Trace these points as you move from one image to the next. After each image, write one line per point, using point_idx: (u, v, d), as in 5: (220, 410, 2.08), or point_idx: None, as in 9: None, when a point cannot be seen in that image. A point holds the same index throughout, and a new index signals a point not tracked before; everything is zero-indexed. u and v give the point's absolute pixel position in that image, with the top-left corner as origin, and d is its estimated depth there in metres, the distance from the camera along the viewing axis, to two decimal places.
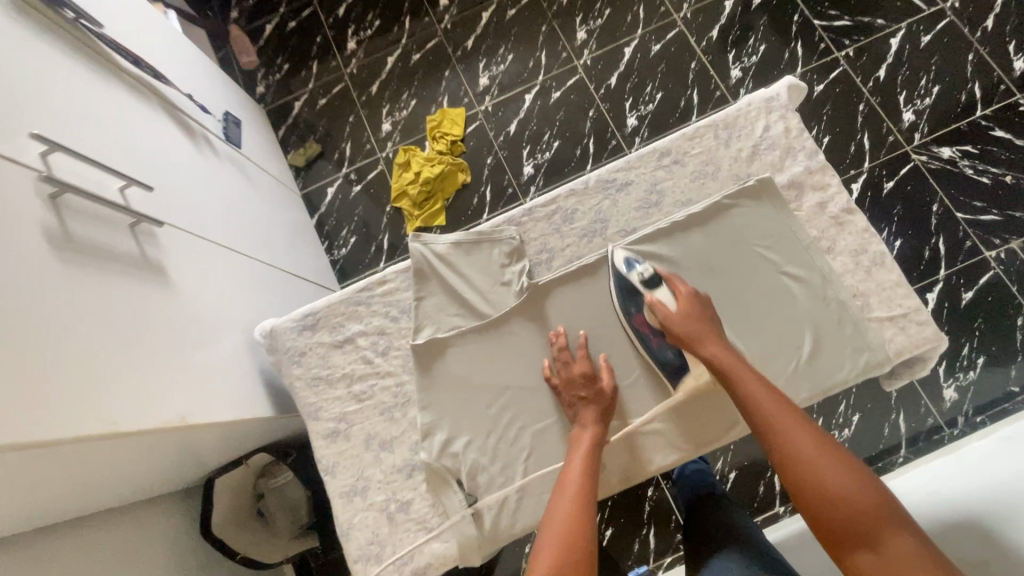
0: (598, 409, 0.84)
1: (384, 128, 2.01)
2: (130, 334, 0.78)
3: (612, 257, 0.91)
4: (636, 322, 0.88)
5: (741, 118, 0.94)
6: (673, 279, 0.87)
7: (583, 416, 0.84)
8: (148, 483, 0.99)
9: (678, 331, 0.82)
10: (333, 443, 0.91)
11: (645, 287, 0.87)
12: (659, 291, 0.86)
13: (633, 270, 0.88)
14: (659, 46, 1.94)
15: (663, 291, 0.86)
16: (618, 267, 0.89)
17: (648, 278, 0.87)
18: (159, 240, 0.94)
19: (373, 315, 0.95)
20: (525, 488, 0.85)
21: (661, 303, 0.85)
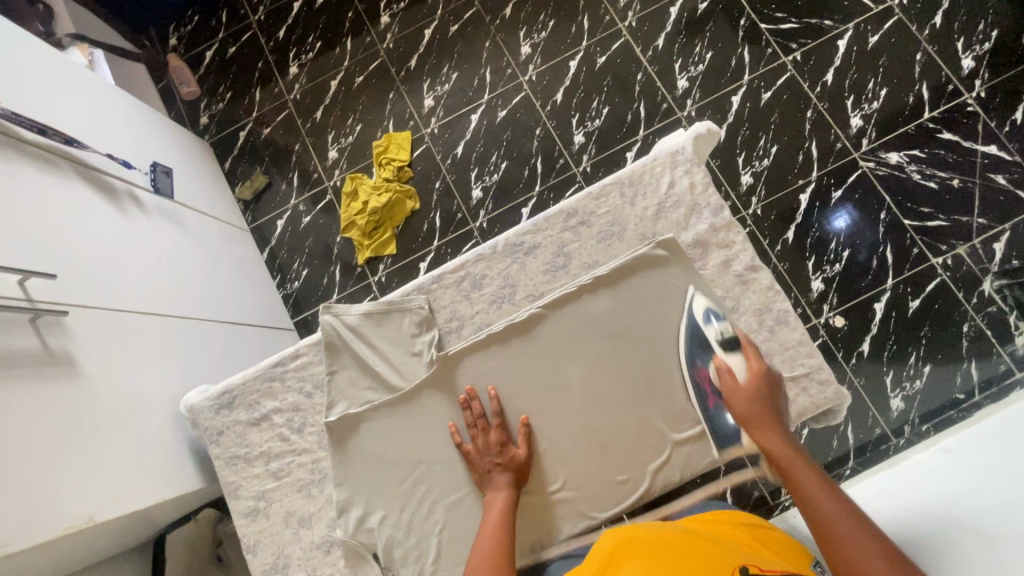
0: (511, 474, 0.85)
1: (330, 155, 1.97)
2: (24, 441, 0.78)
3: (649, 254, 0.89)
4: (698, 375, 0.86)
5: (647, 174, 0.93)
6: (750, 350, 0.82)
7: (495, 482, 0.84)
8: (72, 563, 1.00)
9: (741, 410, 0.79)
10: (253, 522, 0.91)
11: (718, 345, 0.83)
12: (732, 355, 0.83)
13: (712, 324, 0.84)
14: (604, 58, 1.91)
15: (735, 357, 0.82)
16: (697, 316, 0.86)
17: (726, 339, 0.83)
18: (65, 329, 0.94)
19: (287, 391, 0.95)
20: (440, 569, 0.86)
21: (731, 372, 0.82)
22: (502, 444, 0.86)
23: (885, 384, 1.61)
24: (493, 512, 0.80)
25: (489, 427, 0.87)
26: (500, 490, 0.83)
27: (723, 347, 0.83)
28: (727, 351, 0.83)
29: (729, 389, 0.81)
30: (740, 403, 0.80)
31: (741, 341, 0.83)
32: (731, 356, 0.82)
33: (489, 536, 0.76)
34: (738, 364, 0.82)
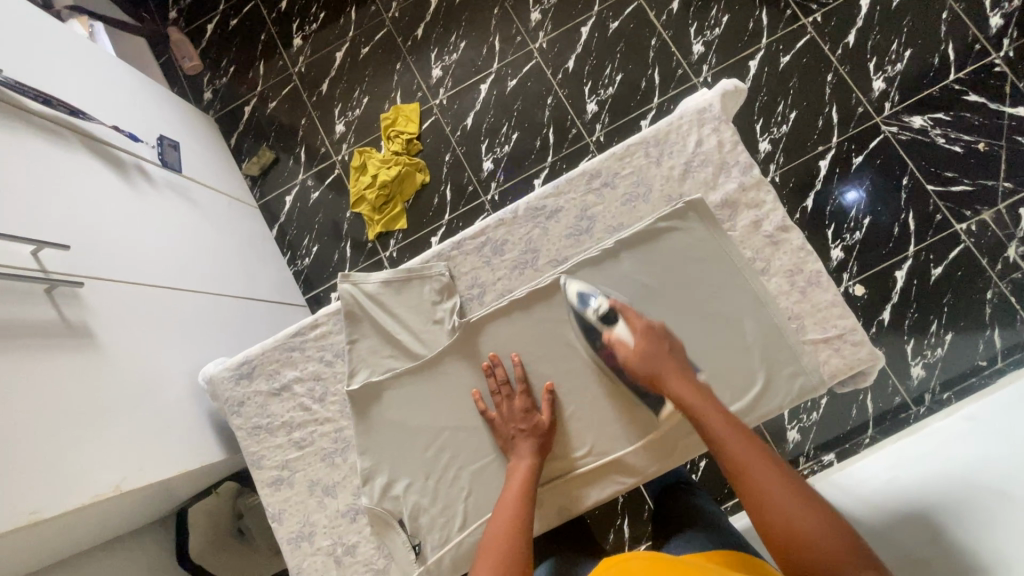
0: (536, 442, 0.84)
1: (337, 129, 1.94)
2: (48, 410, 0.78)
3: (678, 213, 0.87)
4: (602, 354, 0.86)
5: (673, 133, 0.90)
6: (631, 313, 0.85)
7: (520, 449, 0.83)
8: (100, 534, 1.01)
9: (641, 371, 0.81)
10: (278, 490, 0.91)
11: (601, 322, 0.85)
12: (617, 326, 0.84)
13: (588, 305, 0.86)
14: (617, 24, 1.85)
15: (621, 328, 0.84)
16: (573, 303, 0.87)
17: (603, 314, 0.85)
18: (81, 300, 0.92)
19: (308, 361, 0.94)
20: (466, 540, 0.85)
21: (621, 341, 0.83)
22: (528, 411, 0.84)
23: (906, 352, 1.58)
24: (515, 478, 0.79)
25: (516, 394, 0.86)
26: (525, 454, 0.82)
27: (606, 322, 0.85)
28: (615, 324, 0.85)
29: (624, 355, 0.83)
30: (632, 353, 0.82)
31: (618, 310, 0.84)
32: (619, 328, 0.84)
33: (511, 504, 0.75)
34: (623, 330, 0.84)
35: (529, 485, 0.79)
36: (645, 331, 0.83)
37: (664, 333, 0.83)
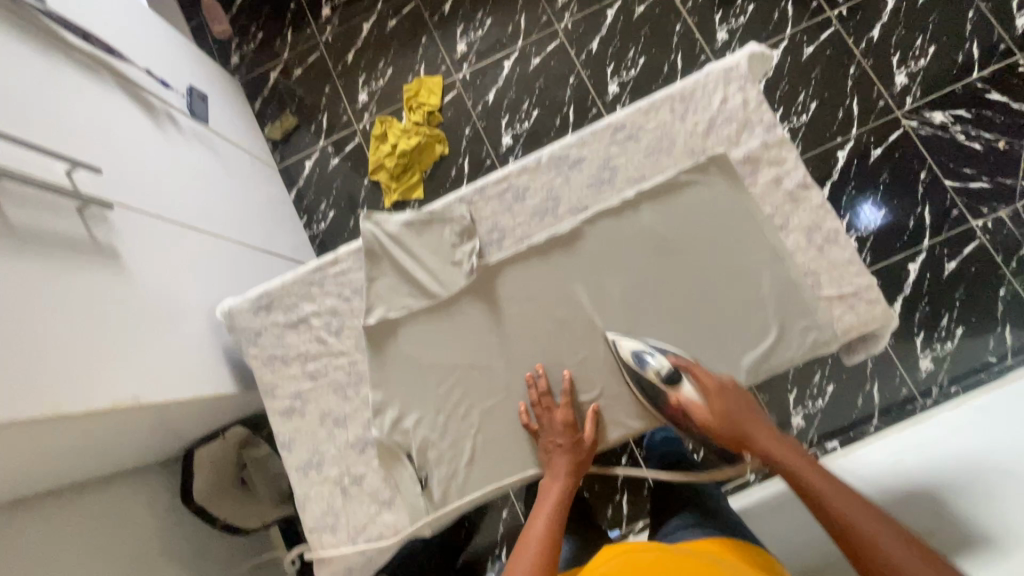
0: (573, 458, 0.84)
1: (360, 98, 1.96)
2: (76, 317, 0.80)
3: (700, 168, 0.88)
4: (669, 414, 0.84)
5: (699, 90, 0.91)
6: (698, 370, 0.82)
7: (557, 465, 0.84)
8: (113, 457, 1.03)
9: (725, 432, 0.79)
10: (290, 419, 0.92)
11: (665, 383, 0.81)
12: (681, 386, 0.81)
13: (647, 364, 0.82)
14: (643, 8, 1.86)
15: (688, 387, 0.81)
16: (630, 363, 0.83)
17: (665, 375, 0.80)
18: (109, 222, 0.94)
19: (326, 296, 0.95)
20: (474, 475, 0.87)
21: (694, 403, 0.81)
22: (568, 426, 0.84)
23: (915, 345, 1.58)
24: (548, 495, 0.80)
25: (557, 407, 0.85)
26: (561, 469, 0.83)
27: (671, 382, 0.81)
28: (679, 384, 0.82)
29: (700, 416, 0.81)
30: (715, 408, 0.80)
31: (683, 368, 0.81)
32: (686, 388, 0.81)
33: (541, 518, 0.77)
34: (689, 391, 0.81)
35: (561, 504, 0.80)
36: (714, 389, 0.81)
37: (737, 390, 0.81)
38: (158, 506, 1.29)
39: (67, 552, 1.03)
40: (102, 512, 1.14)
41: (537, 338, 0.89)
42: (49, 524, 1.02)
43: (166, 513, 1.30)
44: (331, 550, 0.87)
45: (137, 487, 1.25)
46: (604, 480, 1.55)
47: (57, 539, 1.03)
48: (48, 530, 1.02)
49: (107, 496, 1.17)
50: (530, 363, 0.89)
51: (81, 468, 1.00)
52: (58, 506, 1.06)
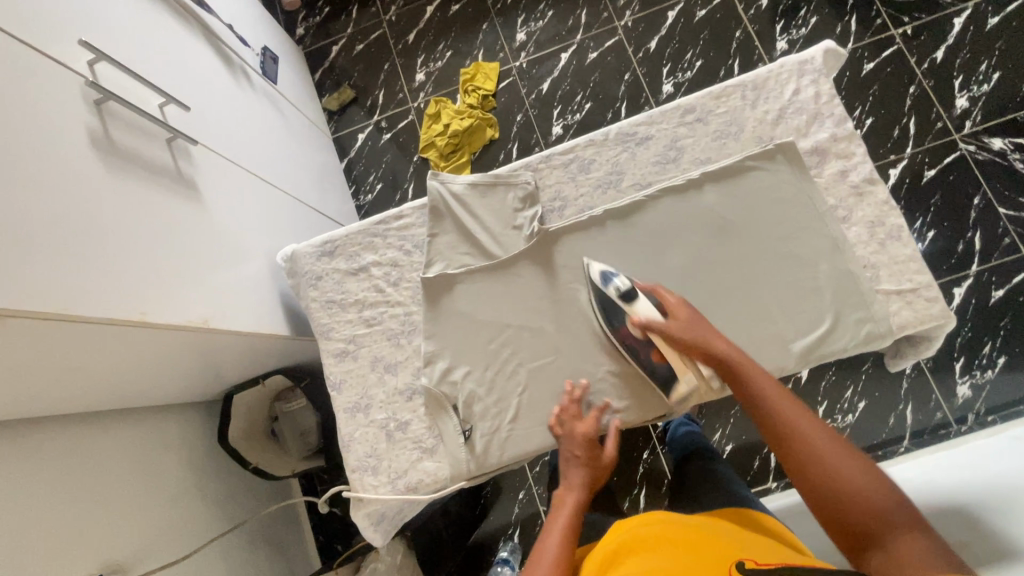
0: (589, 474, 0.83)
1: (417, 78, 2.01)
2: (153, 238, 0.85)
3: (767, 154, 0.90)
4: (620, 333, 0.87)
5: (772, 80, 0.93)
6: (659, 290, 0.87)
7: (571, 478, 0.83)
8: (167, 383, 1.08)
9: (683, 339, 0.81)
10: (342, 362, 0.96)
11: (622, 299, 0.86)
12: (636, 304, 0.85)
13: (610, 283, 0.88)
14: (705, 12, 1.88)
15: (643, 305, 0.85)
16: (596, 280, 0.89)
17: (625, 292, 0.86)
18: (193, 158, 1.00)
19: (387, 248, 0.99)
20: (516, 434, 0.89)
21: (650, 319, 0.84)
22: (592, 440, 0.84)
23: (955, 369, 1.56)
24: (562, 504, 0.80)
25: (586, 421, 0.86)
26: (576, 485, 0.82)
27: (626, 299, 0.86)
28: (635, 303, 0.86)
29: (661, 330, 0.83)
30: (681, 330, 0.82)
31: (640, 289, 0.86)
32: (642, 307, 0.85)
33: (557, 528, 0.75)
34: (647, 308, 0.85)
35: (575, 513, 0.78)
36: (676, 308, 0.85)
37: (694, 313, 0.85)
38: (194, 442, 1.33)
39: (103, 474, 1.08)
40: (144, 440, 1.19)
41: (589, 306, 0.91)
42: (89, 444, 1.07)
43: (202, 451, 1.34)
44: (370, 490, 0.90)
45: (178, 421, 1.30)
46: (624, 471, 1.55)
47: (94, 459, 1.08)
48: (87, 450, 1.07)
49: (151, 424, 1.22)
50: (581, 329, 0.91)
51: (137, 392, 1.05)
52: (101, 429, 1.11)
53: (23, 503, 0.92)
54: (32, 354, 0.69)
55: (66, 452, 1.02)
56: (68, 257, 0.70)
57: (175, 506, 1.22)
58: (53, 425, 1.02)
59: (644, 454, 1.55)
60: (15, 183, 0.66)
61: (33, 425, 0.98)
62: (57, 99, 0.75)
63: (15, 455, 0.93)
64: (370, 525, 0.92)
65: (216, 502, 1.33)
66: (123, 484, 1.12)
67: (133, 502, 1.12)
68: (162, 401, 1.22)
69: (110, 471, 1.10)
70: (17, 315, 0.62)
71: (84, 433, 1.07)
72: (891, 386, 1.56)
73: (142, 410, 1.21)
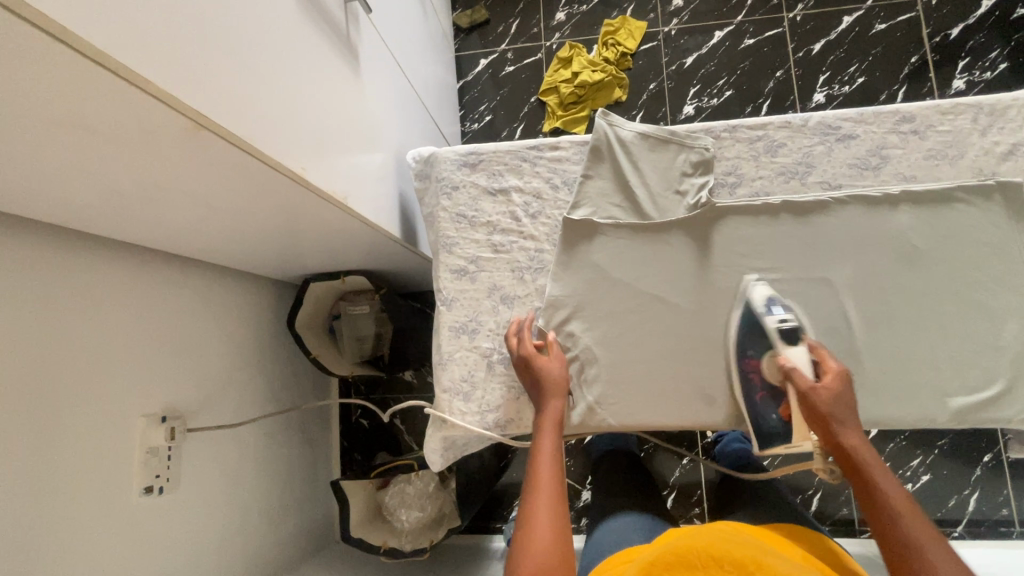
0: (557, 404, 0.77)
1: (557, 16, 1.89)
2: (318, 95, 0.80)
3: (984, 190, 0.80)
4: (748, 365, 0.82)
5: (1015, 110, 0.82)
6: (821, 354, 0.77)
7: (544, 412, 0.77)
8: (265, 247, 1.04)
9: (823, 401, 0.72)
10: (458, 280, 0.91)
11: (781, 338, 0.79)
12: (793, 350, 0.77)
13: (772, 312, 0.81)
14: (884, 26, 1.72)
15: (799, 354, 0.77)
16: (754, 304, 0.82)
17: (787, 329, 0.79)
18: (360, 26, 0.94)
19: (534, 176, 0.92)
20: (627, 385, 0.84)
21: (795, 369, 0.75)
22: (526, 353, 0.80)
23: None
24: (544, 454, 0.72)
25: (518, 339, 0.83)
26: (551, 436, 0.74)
27: (786, 341, 0.78)
28: (789, 347, 0.78)
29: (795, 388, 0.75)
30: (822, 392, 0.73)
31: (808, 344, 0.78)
32: (797, 354, 0.77)
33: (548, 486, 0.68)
34: (801, 359, 0.76)
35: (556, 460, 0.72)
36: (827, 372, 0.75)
37: (844, 376, 0.74)
38: (263, 318, 1.31)
39: (183, 321, 1.07)
40: (224, 302, 1.18)
41: (737, 296, 0.84)
42: (176, 288, 1.05)
43: (267, 328, 1.33)
44: (456, 415, 0.87)
45: (255, 293, 1.27)
46: (658, 470, 1.51)
47: (180, 306, 1.06)
48: (176, 295, 1.05)
49: (230, 288, 1.19)
50: (722, 317, 0.84)
51: (237, 248, 1.02)
52: (189, 277, 1.08)
53: (108, 324, 0.91)
54: (194, 173, 0.66)
55: (154, 287, 1.00)
56: (258, 87, 0.66)
57: (236, 372, 1.20)
58: (148, 259, 0.99)
59: (683, 458, 1.51)
60: None
61: (135, 253, 0.97)
62: None
63: (112, 275, 0.92)
64: (443, 448, 0.89)
65: (270, 382, 1.32)
66: (197, 337, 1.10)
67: (203, 355, 1.11)
68: (248, 267, 1.19)
69: (190, 322, 1.08)
70: (207, 130, 0.58)
71: (176, 277, 1.05)
72: (963, 469, 1.47)
73: (225, 271, 1.18)
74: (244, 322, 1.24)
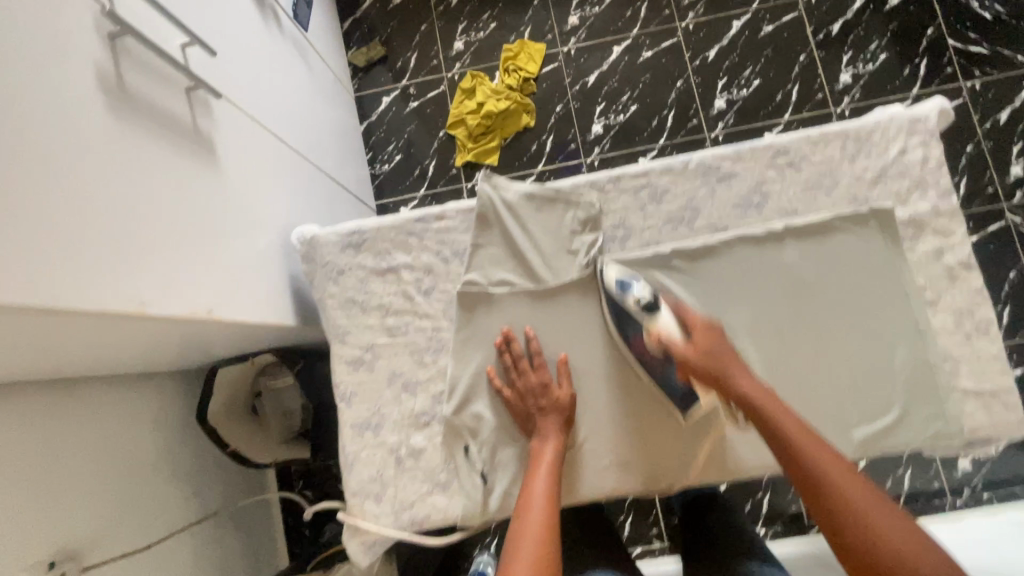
0: (560, 419, 0.79)
1: (455, 45, 1.85)
2: (155, 207, 0.70)
3: (859, 219, 0.81)
4: (635, 342, 0.81)
5: (878, 134, 0.83)
6: (682, 311, 0.81)
7: (545, 428, 0.78)
8: (150, 359, 0.95)
9: (702, 365, 0.75)
10: (356, 371, 0.86)
11: (644, 312, 0.80)
12: (659, 317, 0.80)
13: (629, 292, 0.80)
14: (771, 28, 1.76)
15: (665, 319, 0.80)
16: (608, 285, 0.82)
17: (646, 304, 0.79)
18: (214, 113, 0.86)
19: (422, 250, 0.88)
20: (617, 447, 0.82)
21: (669, 335, 0.79)
22: (523, 369, 0.81)
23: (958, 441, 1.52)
24: (536, 487, 0.72)
25: (529, 368, 0.81)
26: (545, 471, 0.74)
27: (650, 312, 0.80)
28: (659, 315, 0.80)
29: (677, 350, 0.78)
30: (701, 340, 0.77)
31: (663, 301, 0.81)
32: (665, 320, 0.80)
33: (542, 513, 0.68)
34: (670, 325, 0.80)
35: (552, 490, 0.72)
36: (698, 327, 0.79)
37: (717, 330, 0.78)
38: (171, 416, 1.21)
39: (64, 451, 0.95)
40: (117, 414, 1.07)
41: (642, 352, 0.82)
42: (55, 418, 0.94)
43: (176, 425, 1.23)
44: (370, 518, 0.82)
45: (156, 394, 1.18)
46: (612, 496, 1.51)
47: (61, 435, 0.95)
48: (49, 426, 0.93)
49: (126, 398, 1.10)
50: (629, 376, 0.82)
51: (115, 364, 0.93)
52: (69, 399, 0.98)
53: None
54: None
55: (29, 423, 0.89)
56: (68, 231, 0.57)
57: (147, 487, 1.11)
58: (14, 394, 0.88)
59: None
60: (10, 124, 0.53)
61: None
62: (67, 26, 0.61)
63: None
64: (362, 553, 0.83)
65: (189, 482, 1.22)
66: (90, 464, 0.99)
67: (102, 482, 1.01)
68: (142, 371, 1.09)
69: (74, 450, 0.97)
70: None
71: (52, 405, 0.94)
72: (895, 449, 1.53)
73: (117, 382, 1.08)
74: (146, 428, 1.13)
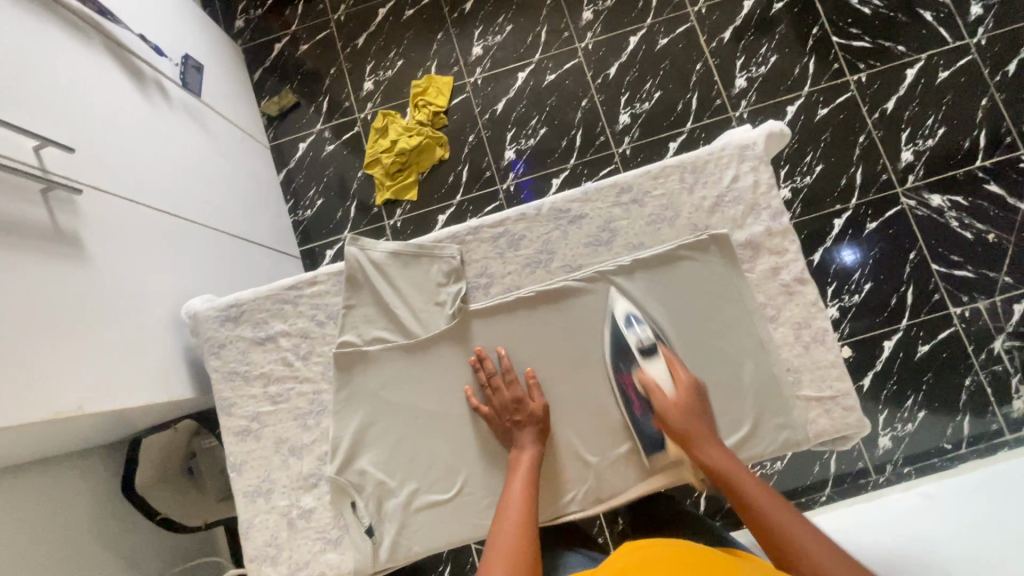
0: (535, 429, 0.82)
1: (365, 86, 1.88)
2: (4, 316, 0.72)
3: (699, 247, 0.86)
4: (623, 382, 0.85)
5: (712, 163, 0.88)
6: (673, 361, 0.83)
7: (521, 438, 0.82)
8: (63, 440, 0.91)
9: (679, 427, 0.78)
10: (244, 442, 0.89)
11: (640, 352, 0.83)
12: (652, 362, 0.83)
13: (632, 329, 0.84)
14: (666, 41, 1.79)
15: (657, 367, 0.83)
16: (617, 321, 0.85)
17: (645, 345, 0.83)
18: (77, 208, 0.89)
19: (299, 317, 0.91)
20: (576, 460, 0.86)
21: (658, 386, 0.81)
22: (496, 385, 0.84)
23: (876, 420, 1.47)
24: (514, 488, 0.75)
25: (502, 384, 0.84)
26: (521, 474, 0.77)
27: (645, 355, 0.83)
28: (652, 360, 0.83)
29: (659, 403, 0.81)
30: (675, 411, 0.79)
31: (662, 349, 0.83)
32: (655, 367, 0.83)
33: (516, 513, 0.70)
34: (661, 374, 0.82)
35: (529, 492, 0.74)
36: (684, 385, 0.81)
37: (701, 390, 0.81)
38: None
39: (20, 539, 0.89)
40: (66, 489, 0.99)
41: (562, 372, 0.86)
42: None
43: None
44: None
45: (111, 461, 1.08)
46: None
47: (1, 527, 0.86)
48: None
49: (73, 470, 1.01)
50: None
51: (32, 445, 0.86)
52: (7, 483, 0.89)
53: None
54: None
55: None
56: None
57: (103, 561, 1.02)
58: None
59: None
60: None
61: None
62: None
63: None
64: None
65: None
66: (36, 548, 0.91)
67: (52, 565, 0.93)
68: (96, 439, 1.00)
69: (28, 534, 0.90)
70: None
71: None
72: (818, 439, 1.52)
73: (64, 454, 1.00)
74: (111, 502, 1.07)
